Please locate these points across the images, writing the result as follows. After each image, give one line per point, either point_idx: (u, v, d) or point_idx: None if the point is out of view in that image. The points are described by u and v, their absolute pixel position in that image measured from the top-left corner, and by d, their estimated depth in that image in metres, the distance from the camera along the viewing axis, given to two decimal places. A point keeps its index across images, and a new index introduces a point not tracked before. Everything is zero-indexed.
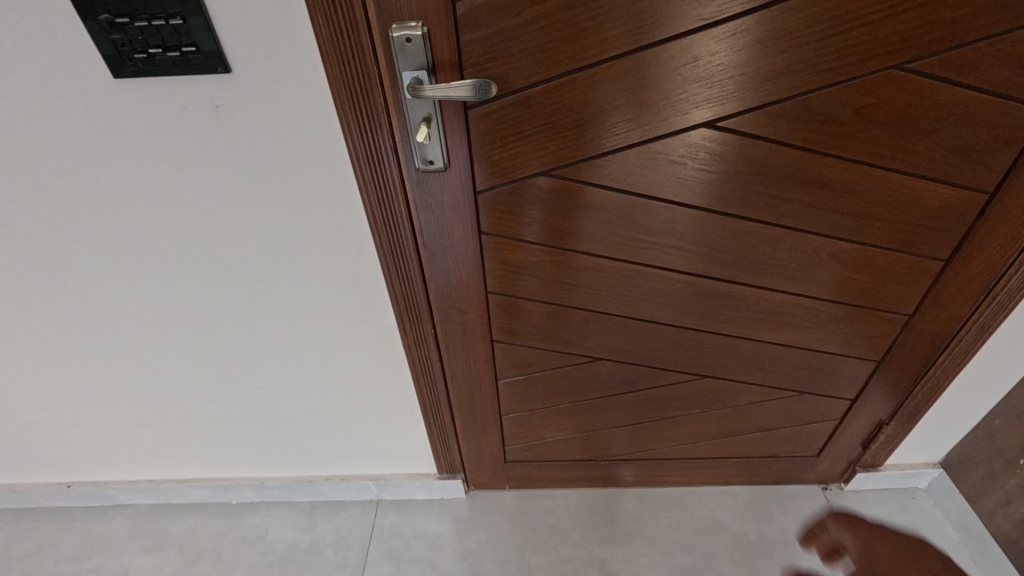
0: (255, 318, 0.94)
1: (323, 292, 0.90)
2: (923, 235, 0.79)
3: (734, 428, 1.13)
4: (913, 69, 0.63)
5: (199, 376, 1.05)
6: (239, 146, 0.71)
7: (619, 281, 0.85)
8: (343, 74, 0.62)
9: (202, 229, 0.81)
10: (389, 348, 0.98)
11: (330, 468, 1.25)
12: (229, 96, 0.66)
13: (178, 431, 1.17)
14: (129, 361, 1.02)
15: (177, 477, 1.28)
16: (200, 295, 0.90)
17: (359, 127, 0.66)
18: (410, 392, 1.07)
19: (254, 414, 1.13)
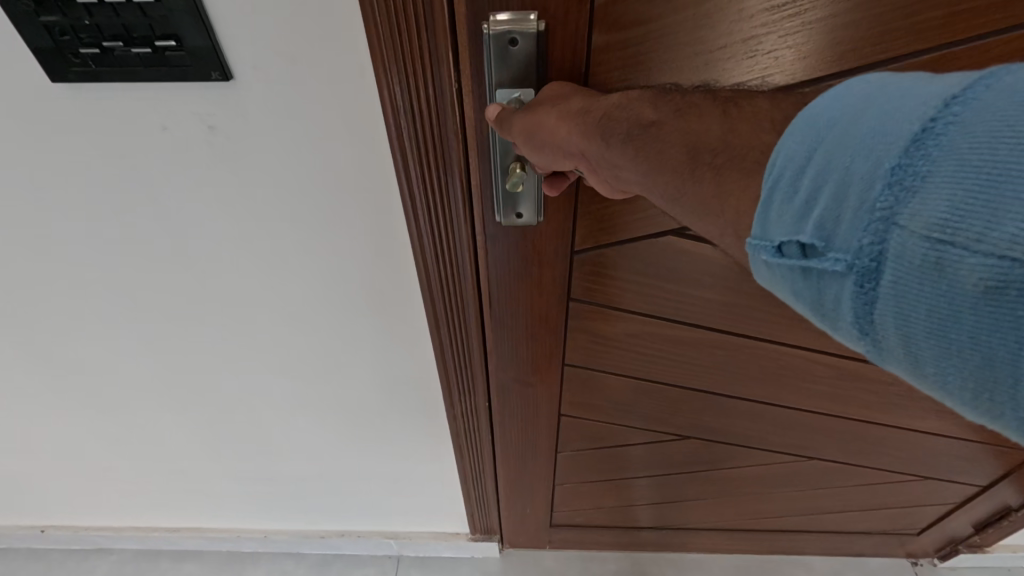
0: (263, 377, 0.75)
1: (352, 354, 0.70)
2: None
3: (829, 506, 0.96)
4: None
5: (194, 432, 0.87)
6: (243, 180, 0.51)
7: (740, 359, 0.66)
8: (404, 91, 0.42)
9: (196, 277, 0.61)
10: (431, 412, 0.80)
11: (345, 523, 1.08)
12: (230, 113, 0.46)
13: (168, 483, 0.99)
14: (107, 414, 0.83)
15: (167, 525, 1.11)
16: (192, 351, 0.71)
17: (421, 163, 0.46)
18: (448, 456, 0.89)
19: (259, 469, 0.95)
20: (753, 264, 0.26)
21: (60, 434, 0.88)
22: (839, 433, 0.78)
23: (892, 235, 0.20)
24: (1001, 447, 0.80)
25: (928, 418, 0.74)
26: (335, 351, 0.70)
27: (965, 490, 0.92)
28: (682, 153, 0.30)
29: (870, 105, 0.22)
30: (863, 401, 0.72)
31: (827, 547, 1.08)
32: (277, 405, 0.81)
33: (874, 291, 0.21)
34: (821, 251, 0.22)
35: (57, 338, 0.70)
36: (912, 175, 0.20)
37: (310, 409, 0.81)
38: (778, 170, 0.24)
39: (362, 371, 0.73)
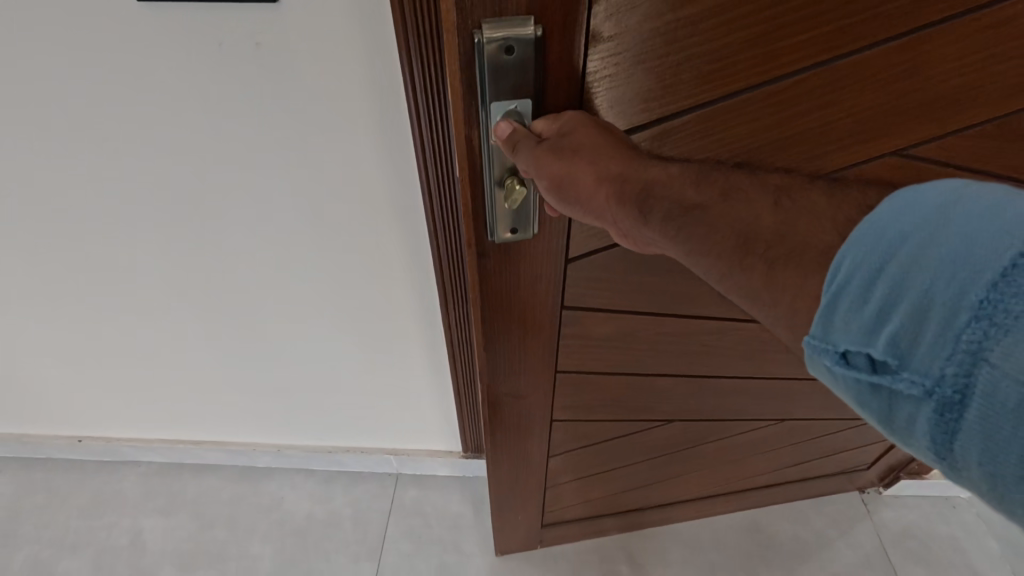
0: (282, 289, 0.84)
1: (360, 268, 0.80)
2: None
3: (795, 458, 1.04)
4: None
5: (215, 345, 0.95)
6: (285, 95, 0.59)
7: (721, 342, 0.68)
8: (412, 26, 0.51)
9: (229, 185, 0.69)
10: (432, 326, 0.90)
11: (350, 441, 1.19)
12: (268, 27, 0.53)
13: (190, 398, 1.09)
14: (142, 326, 0.92)
15: (189, 439, 1.21)
16: (216, 257, 0.79)
17: (424, 76, 0.55)
18: (442, 368, 0.99)
19: (274, 385, 1.04)
20: (811, 362, 0.27)
21: (96, 345, 0.97)
22: (810, 396, 0.83)
23: (980, 371, 0.21)
24: None
25: None
26: (348, 268, 0.80)
27: None
28: (732, 241, 0.33)
29: (949, 225, 0.23)
30: None
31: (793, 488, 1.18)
32: (290, 317, 0.89)
33: (952, 421, 0.22)
34: (895, 368, 0.23)
35: (92, 241, 0.77)
36: (1002, 313, 0.21)
37: (319, 322, 0.89)
38: (847, 280, 0.25)
39: (368, 290, 0.83)
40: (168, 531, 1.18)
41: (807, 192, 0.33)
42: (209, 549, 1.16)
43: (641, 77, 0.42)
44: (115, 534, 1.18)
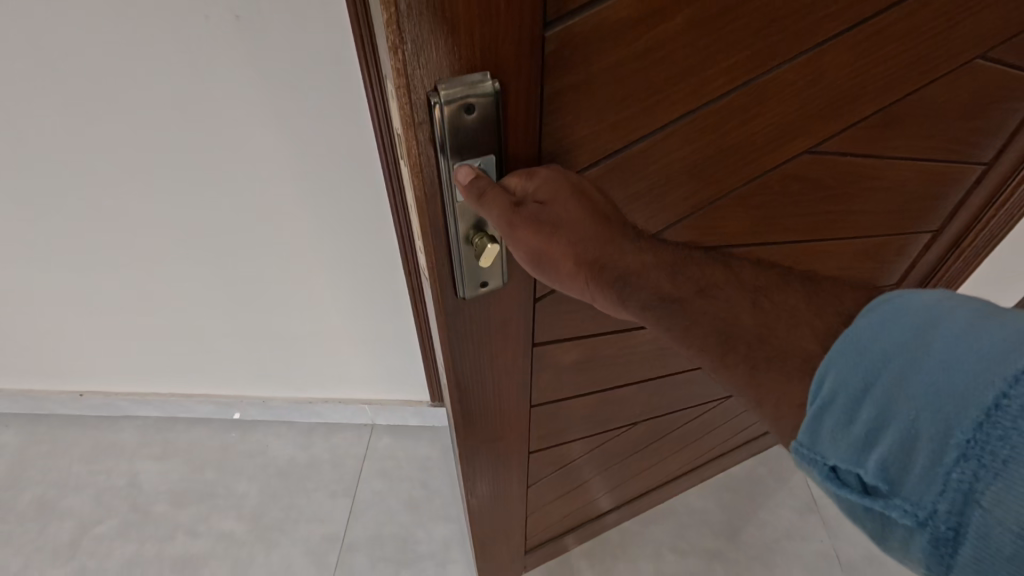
0: (264, 239, 0.98)
1: (326, 212, 0.93)
2: (931, 212, 0.80)
3: (732, 425, 1.15)
4: (993, 58, 0.60)
5: (210, 292, 1.09)
6: (258, 59, 0.73)
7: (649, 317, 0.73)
8: (359, 1, 0.66)
9: (218, 145, 0.83)
10: (390, 267, 1.03)
11: (328, 390, 1.32)
12: (250, 8, 0.68)
13: (185, 347, 1.22)
14: (144, 273, 1.06)
15: (183, 392, 1.34)
16: (208, 207, 0.93)
17: (374, 48, 0.70)
18: (407, 315, 1.12)
19: (260, 332, 1.18)
20: (801, 463, 0.32)
21: (104, 294, 1.11)
22: None
23: (972, 513, 0.25)
24: None
25: None
26: (315, 209, 0.93)
27: None
28: (713, 336, 0.40)
29: (929, 348, 0.28)
30: None
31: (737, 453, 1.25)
32: (275, 262, 1.02)
33: (949, 554, 0.26)
34: (886, 493, 0.28)
35: (105, 193, 0.91)
36: (990, 458, 0.25)
37: (297, 265, 1.03)
38: (830, 396, 0.31)
39: (336, 237, 0.97)
40: (162, 473, 1.30)
41: (783, 294, 0.39)
42: (199, 487, 1.27)
43: (597, 117, 0.43)
44: (113, 476, 1.29)
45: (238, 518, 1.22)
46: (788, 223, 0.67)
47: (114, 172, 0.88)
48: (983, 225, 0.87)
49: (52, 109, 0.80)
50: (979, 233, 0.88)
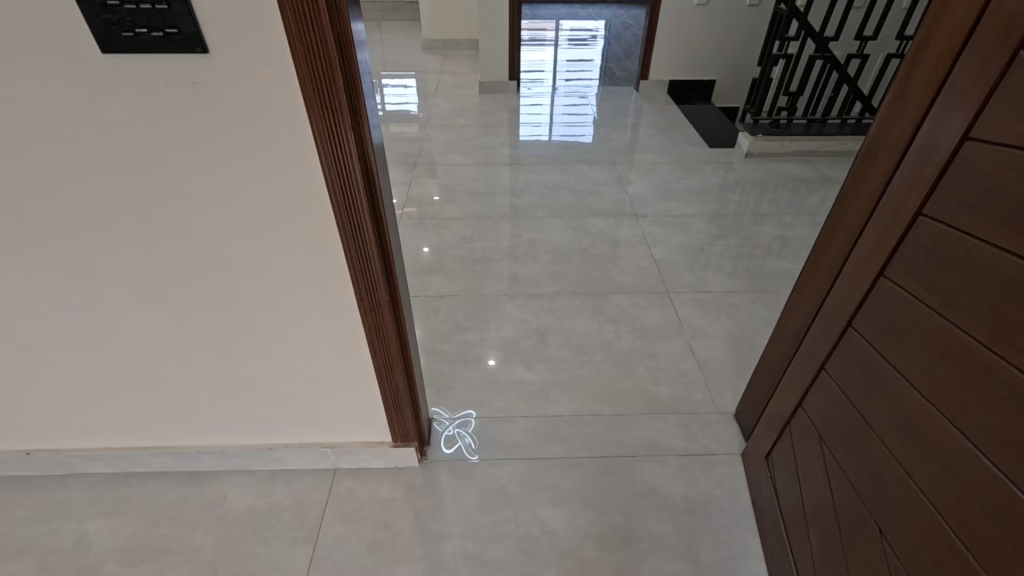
0: (223, 288, 1.00)
1: (286, 253, 0.95)
2: (857, 229, 0.99)
3: (786, 482, 1.19)
4: (933, 117, 0.80)
5: (169, 341, 1.10)
6: (215, 117, 0.78)
7: (927, 437, 0.77)
8: (309, 68, 0.72)
9: (180, 199, 0.87)
10: (348, 308, 1.04)
11: (287, 436, 1.32)
12: (208, 74, 0.73)
13: (141, 398, 1.21)
14: (96, 325, 1.06)
15: (137, 445, 1.32)
16: (172, 260, 0.96)
17: (322, 109, 0.76)
18: (359, 357, 1.14)
19: (218, 379, 1.18)
20: None
21: (54, 349, 1.10)
22: (825, 394, 1.06)
23: None
24: (810, 358, 1.11)
25: (827, 357, 1.05)
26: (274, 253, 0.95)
27: (778, 396, 1.25)
28: None
29: None
30: (848, 379, 0.99)
31: (768, 530, 1.23)
32: (238, 311, 1.05)
33: None
34: None
35: (61, 247, 0.93)
36: None
37: (263, 311, 1.05)
38: None
39: (301, 282, 1.00)
40: (112, 531, 1.26)
41: None
42: (153, 544, 1.23)
43: None
44: (59, 537, 1.24)
45: (192, 572, 1.19)
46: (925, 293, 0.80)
47: (76, 228, 0.90)
48: (831, 224, 1.08)
49: (13, 170, 0.83)
50: (826, 228, 1.10)
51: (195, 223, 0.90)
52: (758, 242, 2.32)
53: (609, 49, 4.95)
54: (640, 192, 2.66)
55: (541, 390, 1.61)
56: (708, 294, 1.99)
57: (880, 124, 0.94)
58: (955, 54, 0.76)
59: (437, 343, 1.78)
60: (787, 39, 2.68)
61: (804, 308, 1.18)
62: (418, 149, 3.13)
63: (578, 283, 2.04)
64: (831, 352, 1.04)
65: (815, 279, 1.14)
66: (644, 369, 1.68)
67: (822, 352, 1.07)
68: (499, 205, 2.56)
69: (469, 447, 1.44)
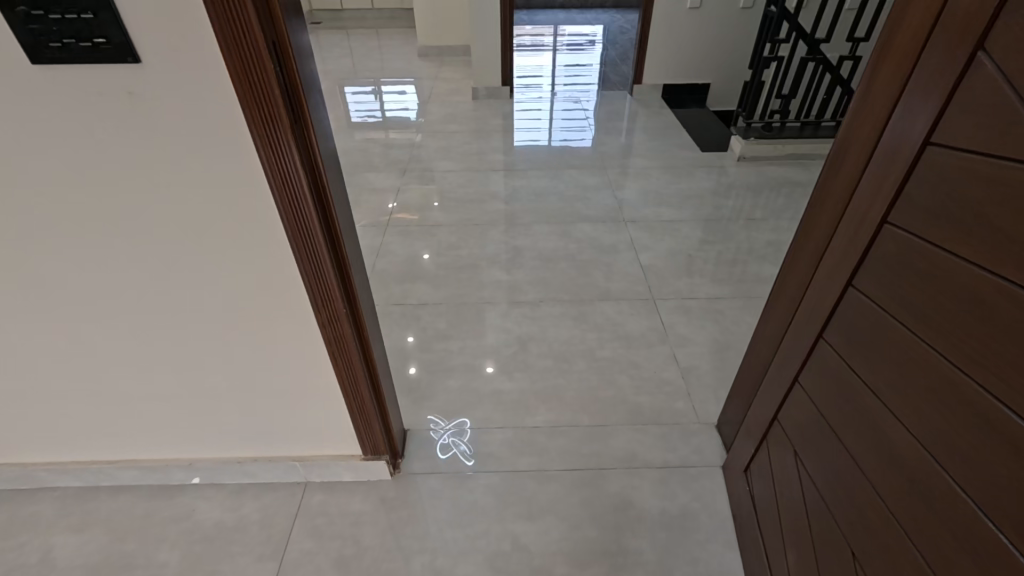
0: (178, 300, 0.99)
1: (239, 265, 0.94)
2: (826, 236, 0.96)
3: (764, 496, 1.15)
4: (895, 122, 0.77)
5: (129, 353, 1.08)
6: (155, 128, 0.76)
7: (896, 454, 0.74)
8: (243, 77, 0.71)
9: (125, 210, 0.85)
10: (306, 320, 1.03)
11: (256, 450, 1.30)
12: (142, 85, 0.72)
13: (104, 411, 1.19)
14: (54, 338, 1.05)
15: (104, 459, 1.30)
16: (126, 272, 0.94)
17: (258, 117, 0.74)
18: (321, 367, 1.12)
19: (181, 391, 1.16)
20: None
21: (13, 362, 1.09)
22: (799, 407, 1.03)
23: None
24: (784, 369, 1.08)
25: (800, 368, 1.02)
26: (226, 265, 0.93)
27: (756, 408, 1.22)
28: None
29: None
30: (821, 391, 0.95)
31: (749, 547, 1.19)
32: (196, 323, 1.03)
33: None
34: None
35: (11, 260, 0.92)
36: None
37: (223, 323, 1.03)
38: None
39: (256, 293, 0.98)
40: (78, 546, 1.24)
41: None
42: (117, 560, 1.21)
43: None
44: (24, 553, 1.23)
45: None
46: (895, 304, 0.76)
47: (24, 240, 0.89)
48: (803, 232, 1.05)
49: None
50: (798, 235, 1.06)
51: (146, 236, 0.89)
52: (747, 246, 2.28)
53: (605, 54, 4.93)
54: (629, 197, 2.63)
55: (520, 400, 1.58)
56: (694, 301, 1.96)
57: (846, 127, 0.91)
58: (914, 56, 0.73)
59: (417, 353, 1.76)
60: (778, 41, 2.62)
61: (779, 317, 1.14)
62: (409, 156, 3.12)
63: (563, 291, 2.02)
64: (804, 363, 1.01)
65: (789, 287, 1.10)
66: (626, 378, 1.65)
67: (796, 362, 1.04)
68: (487, 211, 2.54)
69: (465, 453, 1.43)
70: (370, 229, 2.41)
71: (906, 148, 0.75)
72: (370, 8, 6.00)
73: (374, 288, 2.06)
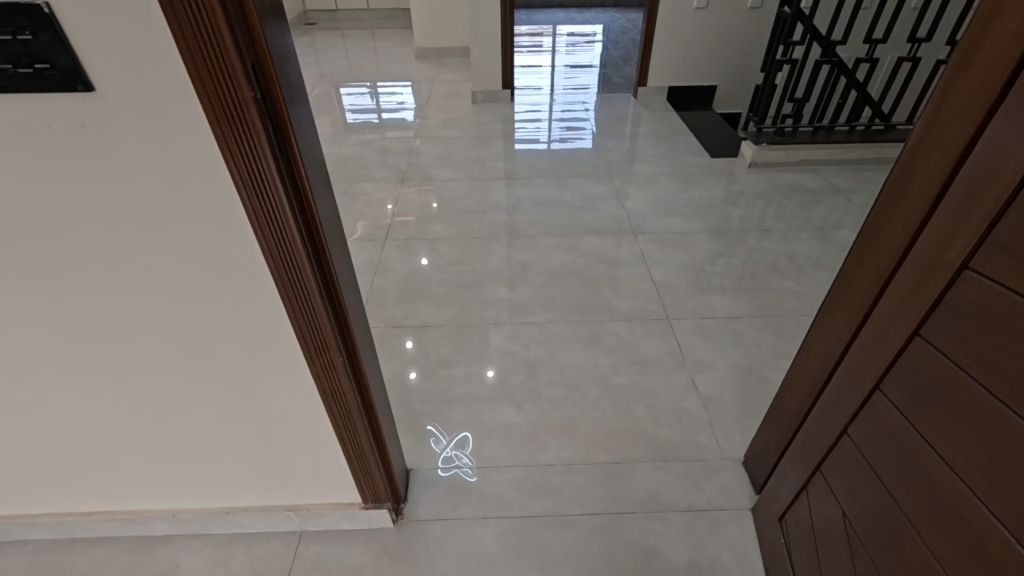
0: (153, 349, 0.88)
1: (219, 310, 0.83)
2: (881, 274, 0.85)
3: (804, 551, 1.05)
4: (979, 153, 0.67)
5: (100, 404, 0.97)
6: (115, 165, 0.65)
7: (979, 540, 0.64)
8: (218, 106, 0.60)
9: (88, 255, 0.75)
10: (298, 366, 0.92)
11: (245, 499, 1.19)
12: (98, 117, 0.61)
13: (77, 462, 1.08)
14: (16, 389, 0.94)
15: (80, 511, 1.19)
16: (91, 320, 0.83)
17: (238, 153, 0.64)
18: (316, 415, 1.02)
19: (161, 442, 1.05)
20: None
21: None
22: (847, 460, 0.93)
23: None
24: (828, 415, 0.98)
25: (848, 418, 0.92)
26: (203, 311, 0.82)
27: (793, 453, 1.11)
28: None
29: None
30: (874, 447, 0.85)
31: None
32: (175, 372, 0.92)
33: None
34: None
35: None
36: None
37: (204, 372, 0.93)
38: None
39: (240, 340, 0.87)
40: None
41: None
42: None
43: None
44: None
45: None
46: (976, 364, 0.66)
47: None
48: (850, 265, 0.95)
49: None
50: (844, 267, 0.96)
51: (112, 282, 0.78)
52: (764, 259, 2.17)
53: (607, 54, 4.82)
54: (638, 207, 2.52)
55: (530, 435, 1.47)
56: (712, 320, 1.85)
57: (907, 153, 0.80)
58: (1005, 77, 0.62)
59: (418, 381, 1.65)
60: (791, 44, 2.51)
61: (821, 355, 1.04)
62: (407, 163, 3.00)
63: (572, 310, 1.91)
64: (853, 412, 0.90)
65: (833, 324, 1.00)
66: (643, 409, 1.54)
67: (843, 411, 0.93)
68: (489, 223, 2.42)
69: (466, 471, 1.38)
70: (367, 244, 2.29)
71: (993, 184, 0.64)
72: (365, 8, 5.86)
73: (372, 308, 1.94)
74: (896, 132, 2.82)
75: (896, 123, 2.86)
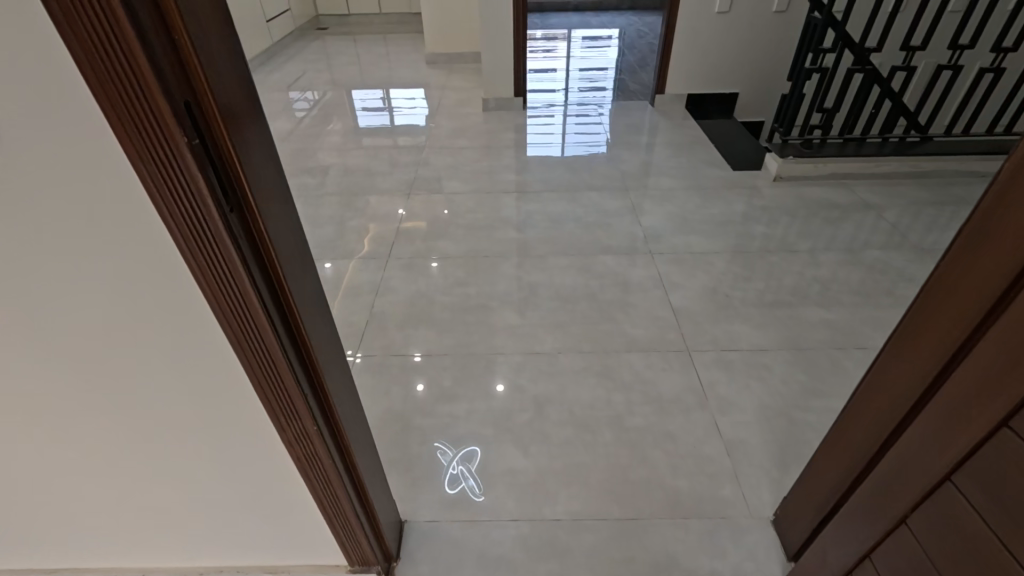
0: (102, 417, 0.77)
1: (168, 371, 0.70)
2: (952, 344, 0.71)
3: None
4: None
5: (51, 469, 0.87)
6: (27, 216, 0.54)
7: None
8: (146, 151, 0.48)
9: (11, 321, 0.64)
10: (266, 428, 0.79)
11: (223, 559, 1.09)
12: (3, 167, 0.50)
13: (35, 524, 0.98)
14: None
15: (46, 567, 1.09)
16: (27, 389, 0.72)
17: (175, 203, 0.52)
18: (293, 481, 0.90)
19: (125, 505, 0.95)
20: None
21: None
22: (912, 556, 0.78)
23: None
24: (885, 497, 0.84)
25: (914, 507, 0.78)
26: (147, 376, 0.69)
27: (836, 529, 0.97)
28: None
29: None
30: (951, 550, 0.71)
31: None
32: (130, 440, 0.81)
33: None
34: None
35: None
36: None
37: (161, 436, 0.81)
38: None
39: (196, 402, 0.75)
40: None
41: None
42: None
43: None
44: None
45: None
46: None
47: None
48: (904, 322, 0.80)
49: None
50: (898, 325, 0.82)
51: (45, 349, 0.67)
52: (792, 284, 2.02)
53: (624, 59, 4.68)
54: (656, 223, 2.38)
55: (536, 482, 1.35)
56: (735, 353, 1.71)
57: (982, 203, 0.65)
58: None
59: (417, 417, 1.53)
60: (821, 51, 2.36)
61: (870, 422, 0.90)
62: (414, 174, 2.89)
63: (584, 338, 1.78)
64: (921, 504, 0.76)
65: (885, 389, 0.86)
66: (661, 455, 1.41)
67: (905, 497, 0.79)
68: (498, 240, 2.30)
69: (472, 488, 1.34)
70: (370, 262, 2.19)
71: None
72: (378, 14, 5.81)
73: (372, 333, 1.83)
74: (933, 144, 2.65)
75: (933, 135, 2.69)
